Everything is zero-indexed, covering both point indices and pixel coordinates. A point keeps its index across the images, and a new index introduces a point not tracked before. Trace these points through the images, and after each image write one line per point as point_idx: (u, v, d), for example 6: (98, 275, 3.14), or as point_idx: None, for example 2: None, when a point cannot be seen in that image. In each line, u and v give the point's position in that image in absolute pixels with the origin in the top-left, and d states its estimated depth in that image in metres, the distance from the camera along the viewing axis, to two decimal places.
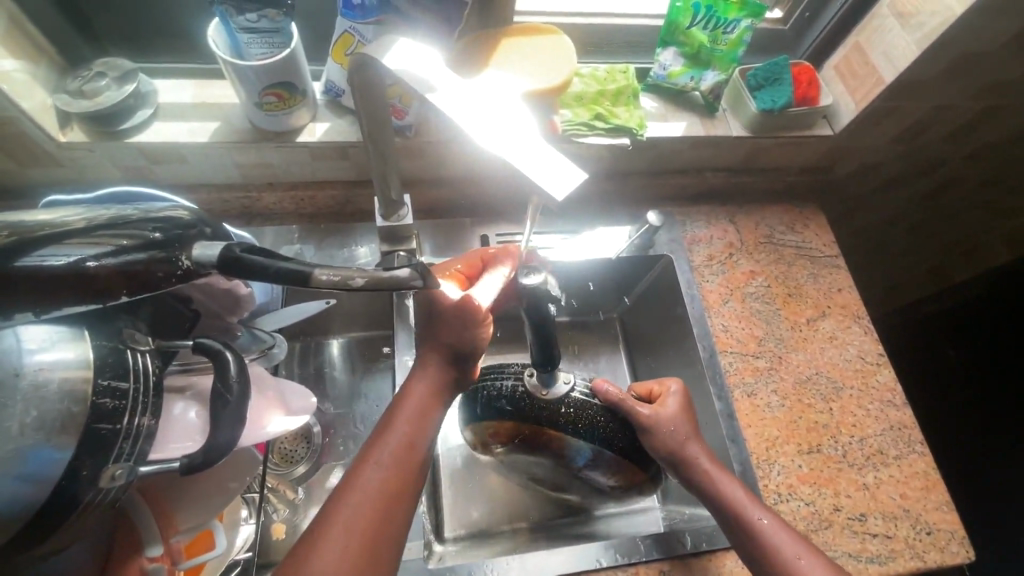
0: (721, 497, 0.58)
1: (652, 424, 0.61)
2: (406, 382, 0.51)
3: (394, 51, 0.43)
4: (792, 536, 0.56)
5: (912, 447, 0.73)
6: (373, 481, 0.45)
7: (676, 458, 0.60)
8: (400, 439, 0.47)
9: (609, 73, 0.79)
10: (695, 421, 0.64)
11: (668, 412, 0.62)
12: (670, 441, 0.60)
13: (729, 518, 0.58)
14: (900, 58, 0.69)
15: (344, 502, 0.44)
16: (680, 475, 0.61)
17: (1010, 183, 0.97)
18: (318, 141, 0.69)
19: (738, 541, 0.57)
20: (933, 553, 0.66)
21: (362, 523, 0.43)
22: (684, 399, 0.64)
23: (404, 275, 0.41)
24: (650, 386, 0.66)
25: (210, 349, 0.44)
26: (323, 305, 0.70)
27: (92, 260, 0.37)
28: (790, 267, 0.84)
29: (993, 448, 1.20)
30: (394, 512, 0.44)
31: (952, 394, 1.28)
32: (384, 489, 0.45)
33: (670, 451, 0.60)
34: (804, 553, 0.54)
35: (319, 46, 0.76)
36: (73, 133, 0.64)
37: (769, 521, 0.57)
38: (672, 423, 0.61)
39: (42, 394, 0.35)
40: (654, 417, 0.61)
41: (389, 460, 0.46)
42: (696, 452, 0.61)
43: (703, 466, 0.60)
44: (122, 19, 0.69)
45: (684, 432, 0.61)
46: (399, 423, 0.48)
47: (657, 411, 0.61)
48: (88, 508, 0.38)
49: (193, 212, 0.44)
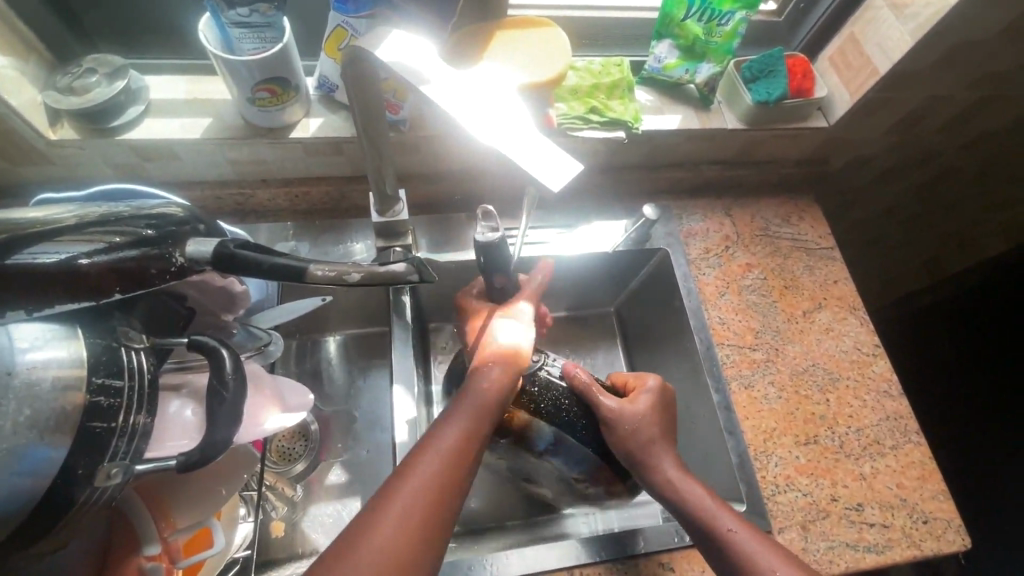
0: (688, 508, 0.55)
1: (615, 417, 0.60)
2: (457, 395, 0.55)
3: (387, 43, 0.43)
4: (770, 548, 0.53)
5: (908, 437, 0.73)
6: (420, 489, 0.46)
7: (639, 460, 0.59)
8: (447, 450, 0.49)
9: (604, 66, 0.78)
10: (667, 425, 0.61)
11: (637, 409, 0.60)
12: (630, 437, 0.59)
13: (698, 529, 0.55)
14: (895, 49, 0.69)
15: (392, 506, 0.45)
16: (643, 478, 0.59)
17: (1002, 173, 0.97)
18: (312, 136, 0.68)
19: (712, 552, 0.54)
20: (930, 541, 0.66)
21: (408, 529, 0.44)
22: (660, 395, 0.62)
23: (399, 268, 0.41)
24: (627, 378, 0.65)
25: (204, 345, 0.43)
26: (319, 302, 0.69)
27: (83, 257, 0.37)
28: (786, 260, 0.84)
29: (990, 446, 1.20)
30: (439, 520, 0.45)
31: (948, 392, 1.28)
32: (431, 496, 0.46)
33: (634, 452, 0.59)
34: (780, 564, 0.51)
35: (313, 41, 0.76)
36: (64, 130, 0.63)
37: (739, 529, 0.54)
38: (643, 421, 0.60)
39: (34, 392, 0.35)
40: (620, 410, 0.60)
41: (437, 469, 0.48)
42: (660, 459, 0.58)
43: (664, 474, 0.58)
44: (112, 14, 0.68)
45: (648, 434, 0.59)
46: (452, 430, 0.51)
47: (623, 406, 0.60)
48: (84, 507, 0.37)
49: (186, 209, 0.44)
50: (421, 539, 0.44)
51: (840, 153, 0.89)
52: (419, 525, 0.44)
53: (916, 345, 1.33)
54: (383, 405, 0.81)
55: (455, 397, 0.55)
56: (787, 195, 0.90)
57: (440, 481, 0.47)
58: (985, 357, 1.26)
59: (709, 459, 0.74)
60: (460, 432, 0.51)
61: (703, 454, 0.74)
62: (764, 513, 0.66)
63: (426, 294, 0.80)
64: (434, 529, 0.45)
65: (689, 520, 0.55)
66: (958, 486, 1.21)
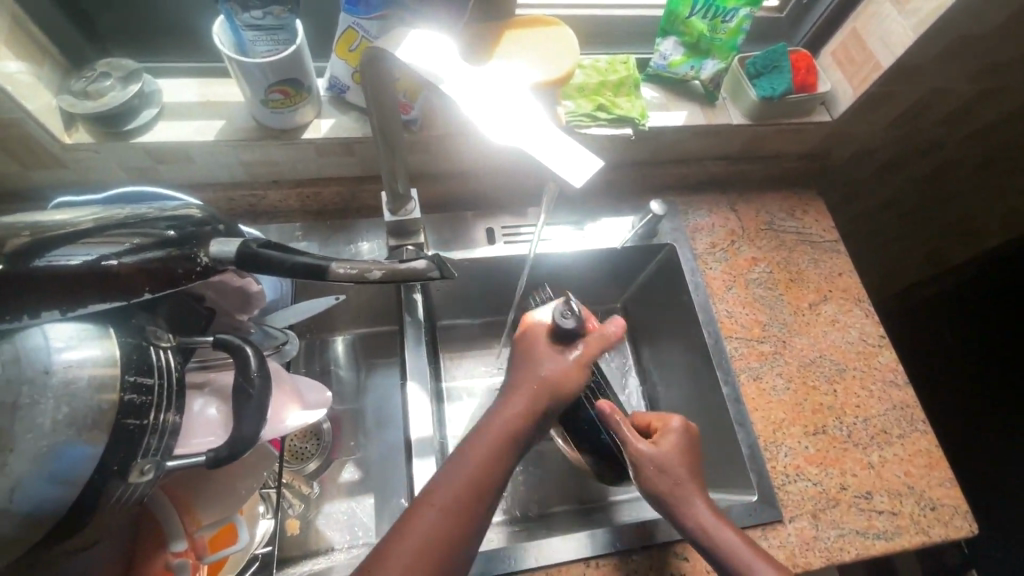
0: (721, 551, 0.54)
1: (641, 460, 0.58)
2: (495, 408, 0.54)
3: (407, 42, 0.43)
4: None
5: (914, 425, 0.74)
6: (444, 504, 0.46)
7: (665, 500, 0.57)
8: (453, 498, 0.47)
9: (610, 64, 0.79)
10: (697, 469, 0.59)
11: (664, 454, 0.59)
12: (655, 483, 0.58)
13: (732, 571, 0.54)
14: (897, 43, 0.70)
15: (415, 521, 0.45)
16: (671, 518, 0.57)
17: (1002, 165, 0.99)
18: (324, 137, 0.69)
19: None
20: (938, 527, 0.68)
21: (430, 546, 0.44)
22: (684, 435, 0.61)
23: (420, 266, 0.42)
24: (650, 419, 0.64)
25: (230, 344, 0.44)
26: (333, 301, 0.70)
27: (111, 257, 0.38)
28: (791, 253, 0.85)
29: (992, 444, 1.15)
30: (462, 536, 0.46)
31: (952, 387, 1.24)
32: (455, 512, 0.46)
33: (660, 493, 0.57)
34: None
35: (323, 42, 0.76)
36: (78, 134, 0.64)
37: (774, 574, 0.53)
38: (667, 462, 0.58)
39: (71, 390, 0.35)
40: (646, 454, 0.58)
41: (442, 520, 0.45)
42: (694, 502, 0.57)
43: (698, 519, 0.56)
44: (124, 18, 0.69)
45: (676, 477, 0.58)
46: (471, 459, 0.49)
47: (649, 450, 0.59)
48: (117, 504, 0.38)
49: (205, 210, 0.45)
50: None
51: (843, 147, 0.90)
52: (442, 543, 0.45)
53: (923, 344, 1.31)
54: (394, 402, 0.82)
55: (494, 406, 0.54)
56: (790, 189, 0.91)
57: (467, 496, 0.47)
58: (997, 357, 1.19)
59: (717, 450, 0.75)
60: (491, 441, 0.50)
61: (713, 446, 0.75)
62: (774, 502, 0.67)
63: (437, 292, 0.80)
64: (456, 547, 0.45)
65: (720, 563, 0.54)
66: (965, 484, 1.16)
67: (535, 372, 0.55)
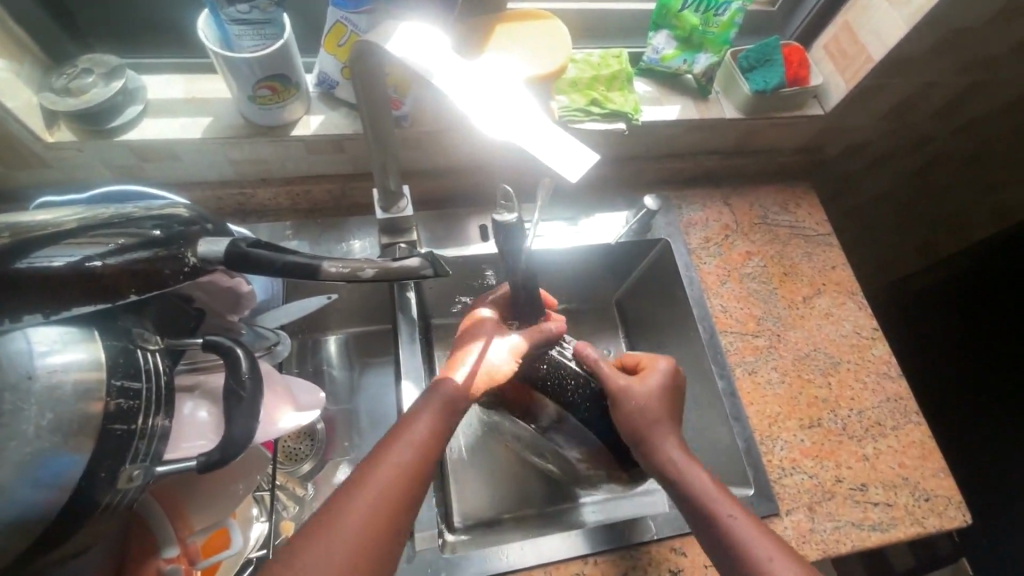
0: (692, 491, 0.55)
1: (622, 395, 0.60)
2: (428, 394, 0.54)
3: (397, 36, 0.42)
4: (768, 538, 0.52)
5: (908, 418, 0.74)
6: (414, 444, 0.51)
7: (643, 437, 0.58)
8: (421, 439, 0.51)
9: (603, 58, 0.79)
10: (675, 411, 0.61)
11: (647, 389, 0.61)
12: (638, 418, 0.59)
13: (699, 514, 0.54)
14: (889, 36, 0.70)
15: (365, 486, 0.47)
16: (648, 458, 0.58)
17: (991, 158, 1.00)
18: (314, 133, 0.68)
19: (708, 537, 0.54)
20: (932, 518, 0.68)
21: (381, 509, 0.46)
22: (670, 378, 0.63)
23: (413, 263, 0.41)
24: (639, 357, 0.66)
25: (219, 346, 0.43)
26: (325, 300, 0.69)
27: (96, 259, 0.37)
28: (785, 246, 0.85)
29: (988, 440, 1.14)
30: (426, 471, 0.50)
31: (947, 379, 1.23)
32: (405, 476, 0.48)
33: (639, 430, 0.59)
34: (777, 554, 0.51)
35: (311, 37, 0.75)
36: (61, 133, 0.62)
37: (741, 523, 0.53)
38: (650, 398, 0.60)
39: (56, 396, 0.34)
40: (627, 388, 0.60)
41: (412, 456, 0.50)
42: (664, 441, 0.58)
43: (666, 454, 0.58)
44: (107, 14, 0.67)
45: (654, 413, 0.59)
46: (430, 409, 0.53)
47: (632, 384, 0.61)
48: (106, 510, 0.38)
49: (192, 209, 0.44)
50: (399, 505, 0.47)
51: (836, 141, 0.90)
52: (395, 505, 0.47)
53: (920, 338, 1.30)
54: (387, 401, 0.81)
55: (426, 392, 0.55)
56: (784, 183, 0.91)
57: (413, 466, 0.49)
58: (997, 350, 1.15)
59: (714, 445, 0.75)
60: (447, 395, 0.54)
61: (710, 440, 0.75)
62: (771, 496, 0.67)
63: (430, 289, 0.80)
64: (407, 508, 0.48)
65: (687, 503, 0.55)
66: (963, 480, 1.17)
67: (447, 377, 0.56)
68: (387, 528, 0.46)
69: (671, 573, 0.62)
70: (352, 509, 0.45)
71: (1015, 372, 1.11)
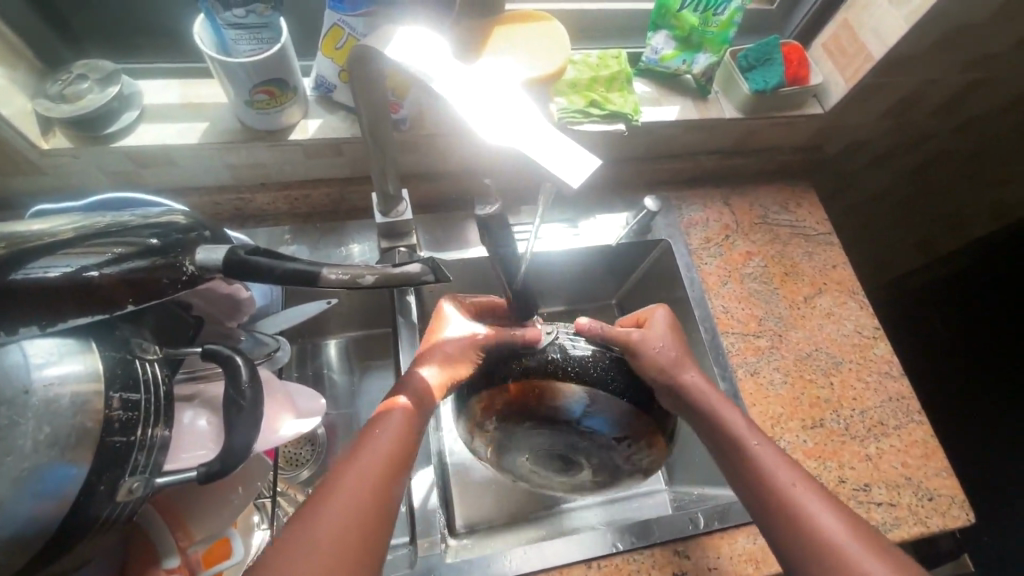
0: (721, 419, 0.57)
1: (642, 345, 0.59)
2: (400, 385, 0.55)
3: (396, 42, 0.42)
4: (792, 467, 0.54)
5: (910, 417, 0.74)
6: (392, 429, 0.50)
7: (671, 375, 0.58)
8: (398, 425, 0.51)
9: (601, 59, 0.78)
10: (687, 349, 0.62)
11: (657, 334, 0.61)
12: (660, 358, 0.59)
13: (727, 445, 0.56)
14: (889, 34, 0.70)
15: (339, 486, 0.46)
16: (675, 396, 0.59)
17: (992, 156, 0.99)
18: (311, 138, 0.68)
19: (735, 472, 0.55)
20: (936, 517, 0.68)
21: (359, 506, 0.45)
22: (670, 327, 0.63)
23: (414, 269, 0.41)
24: (637, 315, 0.65)
25: (218, 354, 0.43)
26: (324, 305, 0.69)
27: (92, 269, 0.36)
28: (786, 246, 0.85)
29: (991, 439, 1.15)
30: (407, 456, 0.50)
31: (948, 378, 1.24)
32: (379, 474, 0.47)
33: (664, 370, 0.58)
34: (799, 479, 0.52)
35: (308, 41, 0.75)
36: (56, 138, 0.62)
37: (766, 452, 0.55)
38: (667, 340, 0.61)
39: (53, 410, 0.34)
40: (644, 337, 0.60)
41: (392, 441, 0.49)
42: (690, 376, 0.59)
43: (693, 390, 0.59)
44: (101, 18, 0.67)
45: (675, 351, 0.60)
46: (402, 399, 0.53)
47: (647, 334, 0.60)
48: (105, 523, 0.37)
49: (190, 216, 0.44)
50: (383, 487, 0.47)
51: (836, 139, 0.89)
52: (374, 502, 0.46)
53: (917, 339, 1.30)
54: None
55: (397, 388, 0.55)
56: (783, 183, 0.91)
57: (394, 451, 0.49)
58: (997, 348, 1.20)
59: None
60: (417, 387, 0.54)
61: None
62: None
63: (430, 292, 0.79)
64: (386, 505, 0.46)
65: (716, 436, 0.57)
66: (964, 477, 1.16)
67: (413, 370, 0.56)
68: (375, 509, 0.45)
69: None
70: (337, 493, 0.45)
71: (1015, 372, 1.17)
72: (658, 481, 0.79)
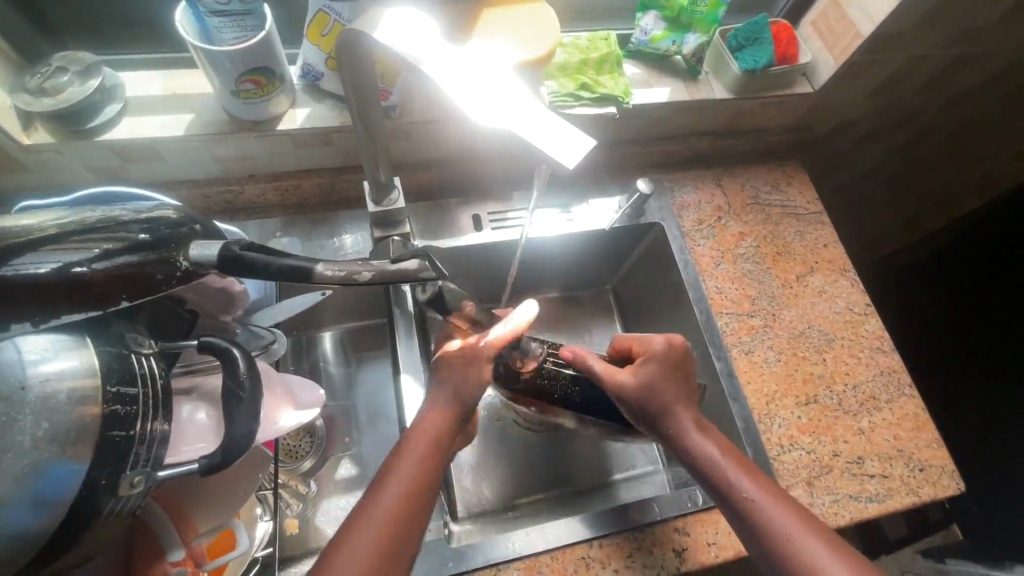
0: (707, 465, 0.55)
1: (626, 393, 0.59)
2: (429, 396, 0.55)
3: (383, 25, 0.41)
4: (792, 513, 0.51)
5: (902, 390, 0.75)
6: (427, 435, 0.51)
7: (654, 421, 0.58)
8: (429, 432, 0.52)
9: (591, 41, 0.77)
10: (683, 378, 0.60)
11: (643, 386, 0.59)
12: (647, 407, 0.58)
13: (712, 485, 0.54)
14: (875, 11, 0.70)
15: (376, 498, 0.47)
16: (659, 431, 0.58)
17: (974, 133, 1.01)
18: (299, 127, 0.67)
19: (727, 512, 0.54)
20: (927, 487, 0.69)
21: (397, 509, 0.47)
22: (665, 355, 0.61)
23: (412, 266, 0.41)
24: (631, 342, 0.64)
25: (215, 346, 0.43)
26: (319, 296, 0.68)
27: (83, 264, 0.36)
28: (777, 226, 0.85)
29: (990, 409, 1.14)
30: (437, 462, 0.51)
31: (937, 356, 1.25)
32: (413, 479, 0.49)
33: (650, 414, 0.58)
34: (798, 534, 0.50)
35: (294, 27, 0.74)
36: (38, 134, 0.61)
37: (762, 500, 0.52)
38: (650, 388, 0.59)
39: (51, 405, 0.34)
40: (629, 386, 0.59)
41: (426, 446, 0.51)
42: (678, 416, 0.57)
43: (682, 433, 0.57)
44: (79, 8, 0.65)
45: (667, 396, 0.58)
46: (434, 407, 0.54)
47: (634, 381, 0.59)
48: (110, 516, 0.37)
49: (180, 210, 0.43)
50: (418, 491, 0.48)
51: (824, 119, 0.90)
52: (408, 504, 0.47)
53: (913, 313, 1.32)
54: (384, 395, 0.81)
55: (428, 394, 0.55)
56: (775, 163, 0.91)
57: (429, 457, 0.50)
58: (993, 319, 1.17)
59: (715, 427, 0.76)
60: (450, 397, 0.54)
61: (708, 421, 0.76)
62: (771, 472, 0.68)
63: None
64: (416, 515, 0.47)
65: (705, 478, 0.55)
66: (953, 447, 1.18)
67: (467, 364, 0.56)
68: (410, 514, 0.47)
69: (675, 552, 0.63)
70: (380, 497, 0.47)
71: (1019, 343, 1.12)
72: (657, 463, 0.80)
